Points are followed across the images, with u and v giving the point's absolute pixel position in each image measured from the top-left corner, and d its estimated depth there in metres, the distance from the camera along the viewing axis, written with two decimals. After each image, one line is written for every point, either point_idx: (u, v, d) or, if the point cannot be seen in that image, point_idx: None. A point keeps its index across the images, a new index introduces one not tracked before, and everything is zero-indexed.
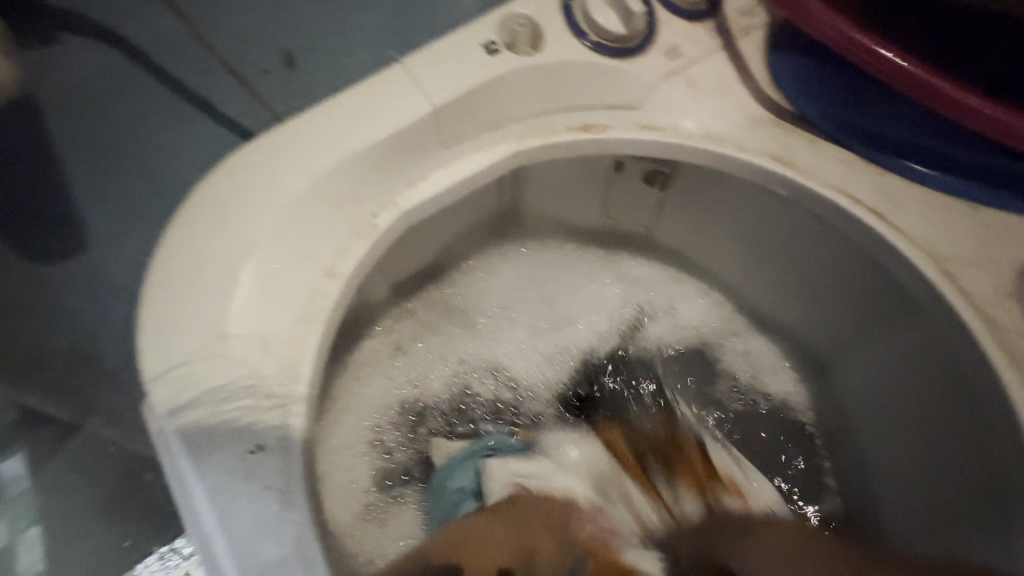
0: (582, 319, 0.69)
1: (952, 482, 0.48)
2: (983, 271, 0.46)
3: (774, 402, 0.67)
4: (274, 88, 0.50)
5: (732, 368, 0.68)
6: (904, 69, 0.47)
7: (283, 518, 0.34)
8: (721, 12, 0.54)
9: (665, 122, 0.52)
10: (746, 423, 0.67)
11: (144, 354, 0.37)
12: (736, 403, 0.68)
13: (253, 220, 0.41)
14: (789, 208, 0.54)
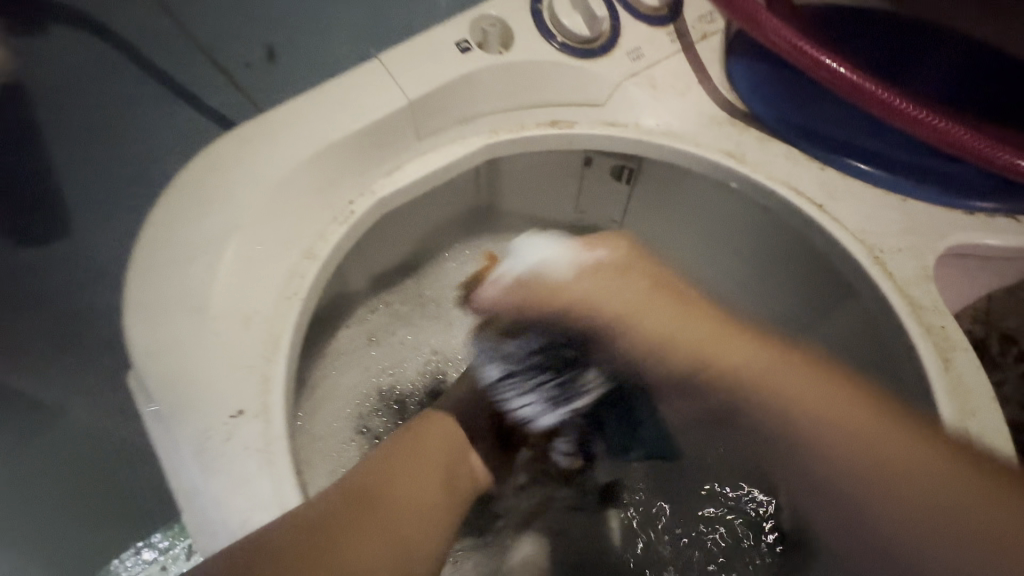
0: None
1: None
2: (908, 257, 0.51)
3: None
4: (256, 80, 0.53)
5: None
6: (842, 73, 0.52)
7: (262, 478, 0.36)
8: (680, 18, 0.58)
9: (627, 120, 0.56)
10: None
11: (130, 329, 0.39)
12: None
13: (235, 204, 0.43)
14: (741, 201, 0.58)
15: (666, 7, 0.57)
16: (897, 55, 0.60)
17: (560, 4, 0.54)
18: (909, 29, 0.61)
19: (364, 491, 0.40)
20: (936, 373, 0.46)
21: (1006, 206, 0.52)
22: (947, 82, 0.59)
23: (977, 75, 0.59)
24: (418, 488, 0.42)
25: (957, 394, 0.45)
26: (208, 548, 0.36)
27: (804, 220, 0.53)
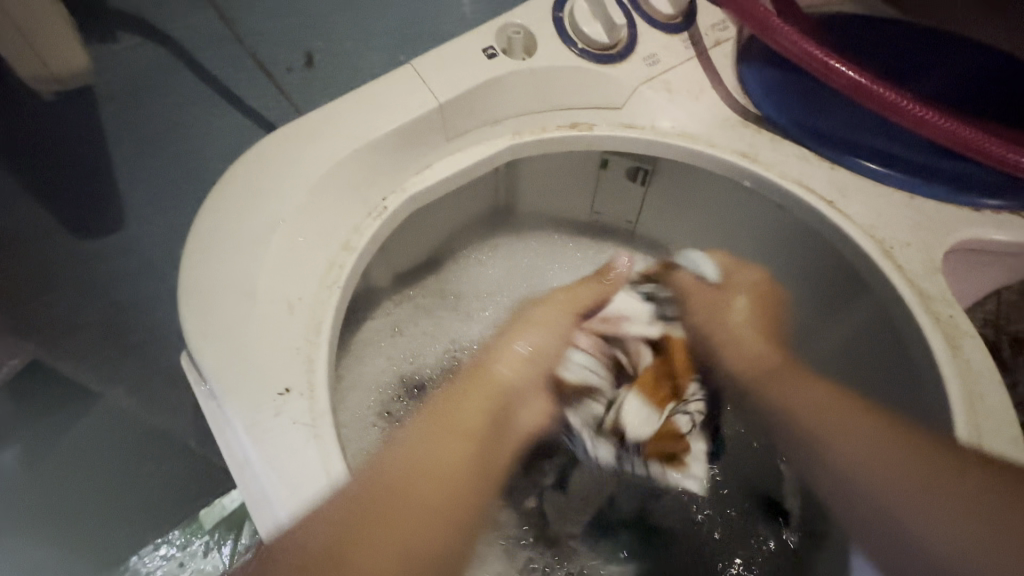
0: None
1: None
2: (917, 251, 0.53)
3: None
4: (295, 84, 0.56)
5: None
6: (851, 77, 0.54)
7: (309, 449, 0.39)
8: (695, 25, 0.60)
9: (645, 122, 0.59)
10: None
11: (184, 312, 0.42)
12: None
13: (279, 198, 0.46)
14: (754, 198, 0.60)
15: (681, 15, 0.60)
16: (904, 60, 0.62)
17: (581, 13, 0.57)
18: (914, 34, 0.63)
19: (462, 425, 0.51)
20: (946, 361, 0.48)
21: (1012, 203, 0.54)
22: (953, 86, 0.61)
23: (981, 79, 0.61)
24: (478, 419, 0.52)
25: (965, 380, 0.47)
26: (258, 514, 0.38)
27: (816, 216, 0.56)
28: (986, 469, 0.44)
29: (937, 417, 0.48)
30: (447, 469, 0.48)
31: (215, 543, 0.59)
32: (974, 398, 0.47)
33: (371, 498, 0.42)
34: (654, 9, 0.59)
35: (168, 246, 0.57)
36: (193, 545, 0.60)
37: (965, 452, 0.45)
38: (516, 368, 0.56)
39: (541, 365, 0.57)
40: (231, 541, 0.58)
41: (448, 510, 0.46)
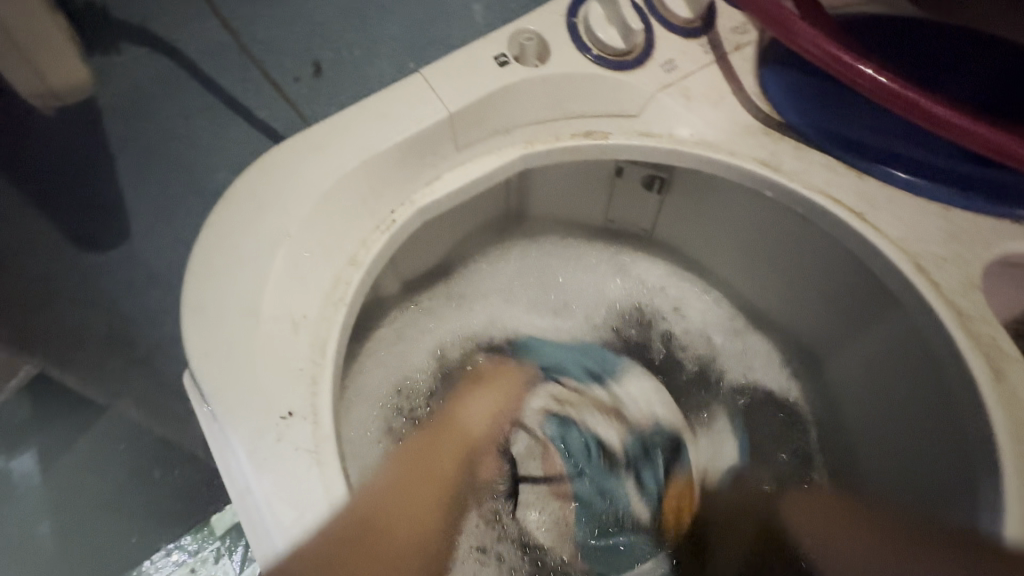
0: (581, 309, 0.73)
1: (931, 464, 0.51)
2: (953, 267, 0.50)
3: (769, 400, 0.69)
4: (302, 94, 0.55)
5: (739, 369, 0.71)
6: (883, 82, 0.51)
7: (313, 476, 0.38)
8: (714, 29, 0.58)
9: (662, 130, 0.57)
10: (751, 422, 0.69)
11: (186, 332, 0.41)
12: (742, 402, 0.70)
13: (284, 214, 0.45)
14: (777, 208, 0.57)
15: (699, 18, 0.58)
16: (934, 63, 0.59)
17: (595, 17, 0.55)
18: (949, 35, 0.60)
19: (429, 470, 0.52)
20: (986, 385, 0.45)
21: None
22: (987, 90, 0.58)
23: (1019, 82, 0.58)
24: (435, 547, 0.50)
25: (1007, 407, 0.45)
26: (259, 545, 0.37)
27: (843, 227, 0.53)
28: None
29: (977, 446, 0.45)
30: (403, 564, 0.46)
31: (228, 549, 0.58)
32: (1018, 424, 0.44)
33: (359, 527, 0.41)
34: (672, 13, 0.57)
35: (175, 258, 0.57)
36: (204, 552, 0.59)
37: (1007, 480, 0.43)
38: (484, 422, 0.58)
39: (503, 419, 0.59)
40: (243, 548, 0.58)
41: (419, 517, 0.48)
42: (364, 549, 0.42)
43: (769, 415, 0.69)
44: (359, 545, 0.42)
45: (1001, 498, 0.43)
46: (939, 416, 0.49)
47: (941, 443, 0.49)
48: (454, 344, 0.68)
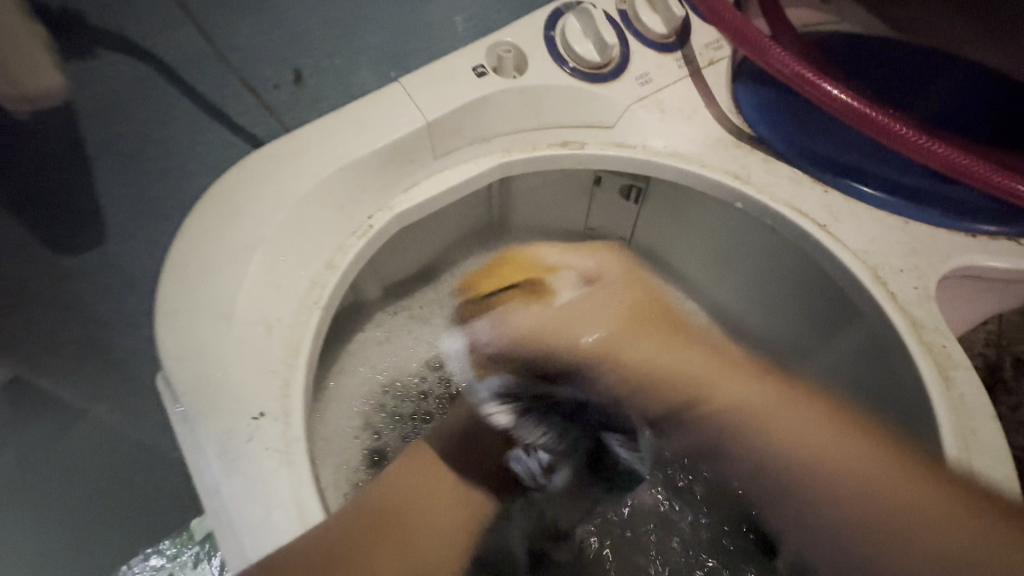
0: None
1: None
2: (910, 277, 0.52)
3: None
4: (284, 101, 0.56)
5: None
6: (845, 99, 0.53)
7: (281, 476, 0.38)
8: (687, 44, 0.60)
9: (636, 141, 0.58)
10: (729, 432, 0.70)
11: (160, 334, 0.41)
12: None
13: (261, 218, 0.46)
14: (746, 220, 0.59)
15: (673, 34, 0.60)
16: (897, 82, 0.62)
17: (572, 31, 0.57)
18: (910, 57, 0.62)
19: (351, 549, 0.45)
20: (938, 392, 0.47)
21: (1007, 228, 0.53)
22: (947, 109, 0.61)
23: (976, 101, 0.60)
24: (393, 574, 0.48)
25: (958, 412, 0.46)
26: (225, 542, 0.37)
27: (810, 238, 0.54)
28: (979, 501, 0.43)
29: (928, 454, 0.46)
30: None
31: (204, 556, 0.61)
32: (967, 430, 0.46)
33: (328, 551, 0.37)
34: (647, 28, 0.59)
35: (154, 262, 0.57)
36: (183, 555, 0.63)
37: (954, 482, 0.43)
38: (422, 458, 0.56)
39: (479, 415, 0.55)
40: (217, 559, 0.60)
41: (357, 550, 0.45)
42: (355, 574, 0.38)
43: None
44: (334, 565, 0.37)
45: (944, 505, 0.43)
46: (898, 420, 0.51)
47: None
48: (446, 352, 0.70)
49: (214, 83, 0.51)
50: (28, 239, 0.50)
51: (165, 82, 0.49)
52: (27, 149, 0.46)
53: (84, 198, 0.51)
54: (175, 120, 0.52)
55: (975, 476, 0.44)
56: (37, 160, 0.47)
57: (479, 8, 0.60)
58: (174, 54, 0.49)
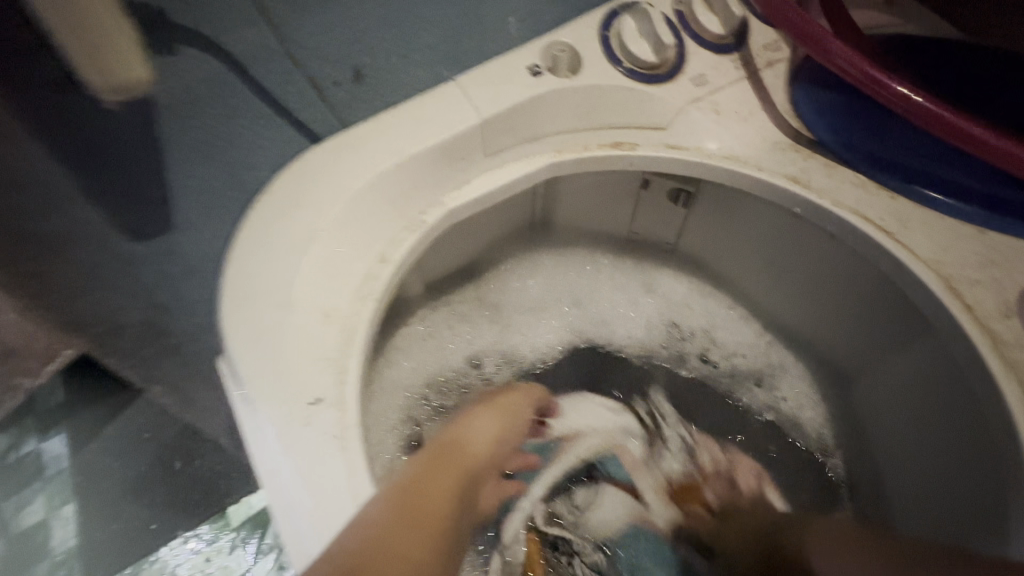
0: (620, 326, 0.74)
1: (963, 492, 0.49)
2: (988, 290, 0.49)
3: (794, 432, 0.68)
4: (343, 98, 0.57)
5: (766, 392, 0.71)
6: (919, 102, 0.51)
7: (336, 463, 0.39)
8: (746, 45, 0.59)
9: (690, 143, 0.57)
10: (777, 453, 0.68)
11: (224, 319, 0.43)
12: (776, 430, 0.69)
13: (322, 211, 0.47)
14: (805, 226, 0.57)
15: (732, 34, 0.58)
16: (972, 86, 0.59)
17: (628, 31, 0.56)
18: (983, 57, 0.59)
19: (434, 513, 0.44)
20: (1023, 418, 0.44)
21: None
22: None
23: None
24: (445, 496, 0.46)
25: None
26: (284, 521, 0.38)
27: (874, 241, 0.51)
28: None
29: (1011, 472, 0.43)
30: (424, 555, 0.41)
31: None
32: None
33: (375, 553, 0.38)
34: (705, 28, 0.58)
35: (216, 251, 0.60)
36: None
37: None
38: (485, 443, 0.54)
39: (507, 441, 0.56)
40: (256, 539, 0.78)
41: (423, 525, 0.42)
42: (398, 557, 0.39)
43: (788, 446, 0.68)
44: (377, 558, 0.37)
45: None
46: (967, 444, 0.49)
47: (969, 469, 0.48)
48: (491, 352, 0.70)
49: (280, 79, 0.53)
50: (102, 227, 0.53)
51: (236, 79, 0.51)
52: (107, 143, 0.48)
53: (154, 188, 0.53)
54: (242, 116, 0.53)
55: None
56: (118, 154, 0.49)
57: (534, 8, 0.60)
58: (243, 47, 0.49)
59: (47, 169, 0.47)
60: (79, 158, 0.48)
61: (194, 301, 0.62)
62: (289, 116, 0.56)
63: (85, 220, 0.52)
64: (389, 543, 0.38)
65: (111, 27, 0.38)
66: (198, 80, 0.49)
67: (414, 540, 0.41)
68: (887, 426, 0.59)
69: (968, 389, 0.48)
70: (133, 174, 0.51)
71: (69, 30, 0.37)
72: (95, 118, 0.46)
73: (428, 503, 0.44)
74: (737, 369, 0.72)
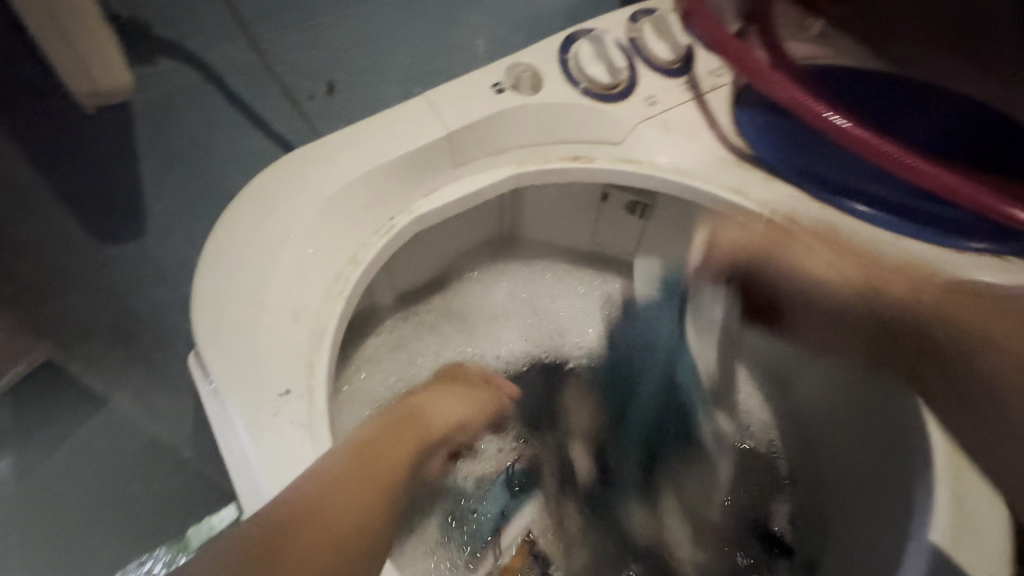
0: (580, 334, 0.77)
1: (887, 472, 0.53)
2: (904, 289, 0.54)
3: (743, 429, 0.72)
4: (317, 111, 0.60)
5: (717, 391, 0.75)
6: (841, 124, 0.57)
7: (304, 450, 0.41)
8: (692, 71, 0.64)
9: (643, 157, 0.62)
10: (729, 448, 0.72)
11: (196, 317, 0.44)
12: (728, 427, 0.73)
13: (294, 215, 0.49)
14: (749, 236, 0.62)
15: (679, 60, 0.64)
16: (891, 111, 0.65)
17: (585, 55, 0.61)
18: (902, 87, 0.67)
19: (382, 470, 0.42)
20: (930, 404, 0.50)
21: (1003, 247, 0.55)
22: (939, 138, 0.64)
23: (968, 128, 0.64)
24: (395, 461, 0.43)
25: None
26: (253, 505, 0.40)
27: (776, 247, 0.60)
28: (962, 497, 0.46)
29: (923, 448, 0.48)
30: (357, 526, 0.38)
31: None
32: (956, 440, 0.49)
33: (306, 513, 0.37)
34: (654, 54, 0.63)
35: (188, 258, 0.61)
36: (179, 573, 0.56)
37: (941, 482, 0.47)
38: (451, 411, 0.51)
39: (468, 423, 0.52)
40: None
41: (371, 488, 0.40)
42: (322, 525, 0.36)
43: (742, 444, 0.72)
44: (305, 521, 0.36)
45: None
46: (889, 430, 0.54)
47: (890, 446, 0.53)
48: (460, 360, 0.72)
49: (255, 91, 0.55)
50: (72, 230, 0.53)
51: (214, 89, 0.53)
52: (84, 146, 0.50)
53: (127, 193, 0.54)
54: (219, 125, 0.55)
55: (960, 476, 0.47)
56: (92, 157, 0.51)
57: (499, 33, 0.65)
58: (224, 62, 0.52)
59: (20, 167, 0.48)
60: (57, 161, 0.50)
61: (163, 307, 0.63)
62: (265, 127, 0.58)
63: (55, 222, 0.52)
64: (327, 512, 0.37)
65: (93, 32, 0.40)
66: (175, 89, 0.51)
67: (346, 499, 0.38)
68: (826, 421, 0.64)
69: None
70: (106, 178, 0.52)
71: (52, 33, 0.39)
72: (75, 121, 0.48)
73: (378, 458, 0.42)
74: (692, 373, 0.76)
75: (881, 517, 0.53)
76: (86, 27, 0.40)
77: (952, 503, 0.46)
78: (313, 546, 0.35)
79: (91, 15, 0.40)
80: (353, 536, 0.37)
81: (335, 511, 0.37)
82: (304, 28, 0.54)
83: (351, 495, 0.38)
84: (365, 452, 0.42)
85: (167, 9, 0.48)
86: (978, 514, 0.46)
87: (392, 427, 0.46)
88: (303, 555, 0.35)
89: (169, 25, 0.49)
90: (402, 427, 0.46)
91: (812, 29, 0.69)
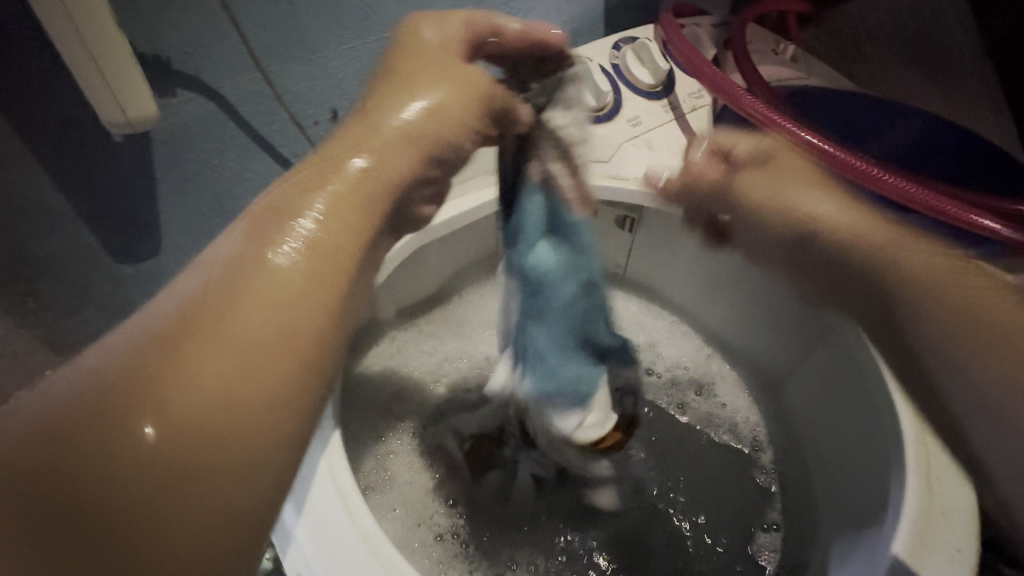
0: None
1: (858, 467, 0.55)
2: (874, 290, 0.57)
3: (736, 436, 0.73)
4: (321, 135, 0.63)
5: (706, 396, 0.77)
6: (817, 144, 0.60)
7: (317, 453, 0.44)
8: (673, 93, 0.68)
9: (629, 173, 0.64)
10: (721, 455, 0.73)
11: None
12: (721, 435, 0.74)
13: None
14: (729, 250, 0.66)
15: (661, 84, 0.68)
16: (864, 127, 0.69)
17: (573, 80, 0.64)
18: (877, 103, 0.69)
19: (248, 346, 0.35)
20: (894, 385, 0.52)
21: (967, 252, 0.59)
22: (908, 151, 0.67)
23: (945, 140, 0.66)
24: (265, 321, 0.36)
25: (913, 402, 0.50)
26: None
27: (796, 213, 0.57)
28: (934, 476, 0.46)
29: (891, 437, 0.50)
30: (256, 404, 0.35)
31: None
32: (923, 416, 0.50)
33: (143, 375, 0.33)
34: (637, 79, 0.67)
35: None
36: None
37: (911, 461, 0.47)
38: (392, 142, 0.43)
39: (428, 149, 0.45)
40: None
41: (227, 415, 0.34)
42: (180, 382, 0.33)
43: (727, 450, 0.73)
44: (146, 383, 0.33)
45: (905, 468, 0.47)
46: (858, 425, 0.56)
47: (861, 443, 0.55)
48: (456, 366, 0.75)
49: (264, 117, 0.59)
50: (93, 248, 0.57)
51: (225, 117, 0.56)
52: (105, 170, 0.53)
53: (144, 212, 0.58)
54: (230, 149, 0.59)
55: (929, 452, 0.47)
56: (114, 181, 0.54)
57: None
58: (235, 92, 0.55)
59: (47, 193, 0.51)
60: (80, 185, 0.52)
61: None
62: (272, 152, 0.61)
63: (78, 240, 0.56)
64: (236, 401, 0.34)
65: (123, 67, 0.44)
66: (193, 118, 0.55)
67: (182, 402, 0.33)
68: (809, 420, 0.66)
69: (863, 375, 0.56)
70: (125, 199, 0.56)
71: (90, 70, 0.43)
72: (96, 148, 0.51)
73: (302, 332, 0.38)
74: (687, 381, 0.78)
75: (860, 503, 0.53)
76: (117, 62, 0.43)
77: (923, 479, 0.46)
78: (165, 417, 0.32)
79: (124, 56, 0.43)
80: (238, 408, 0.34)
81: (205, 404, 0.33)
82: (312, 59, 0.57)
83: (281, 387, 0.36)
84: (217, 314, 0.36)
85: (185, 46, 0.50)
86: (950, 495, 0.45)
87: (317, 233, 0.39)
88: (153, 406, 0.32)
89: (186, 61, 0.51)
90: (320, 331, 0.39)
91: (786, 52, 0.73)
